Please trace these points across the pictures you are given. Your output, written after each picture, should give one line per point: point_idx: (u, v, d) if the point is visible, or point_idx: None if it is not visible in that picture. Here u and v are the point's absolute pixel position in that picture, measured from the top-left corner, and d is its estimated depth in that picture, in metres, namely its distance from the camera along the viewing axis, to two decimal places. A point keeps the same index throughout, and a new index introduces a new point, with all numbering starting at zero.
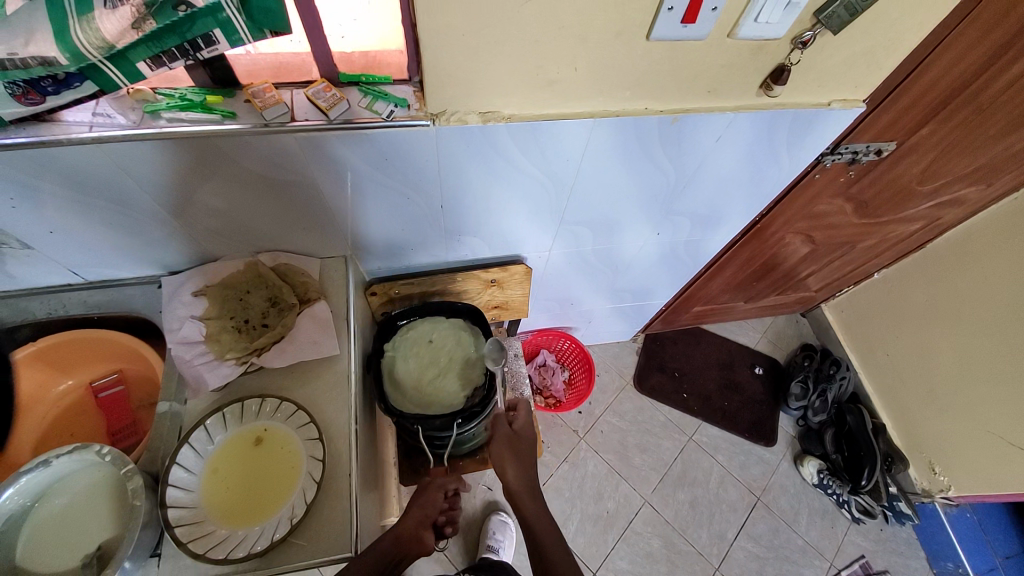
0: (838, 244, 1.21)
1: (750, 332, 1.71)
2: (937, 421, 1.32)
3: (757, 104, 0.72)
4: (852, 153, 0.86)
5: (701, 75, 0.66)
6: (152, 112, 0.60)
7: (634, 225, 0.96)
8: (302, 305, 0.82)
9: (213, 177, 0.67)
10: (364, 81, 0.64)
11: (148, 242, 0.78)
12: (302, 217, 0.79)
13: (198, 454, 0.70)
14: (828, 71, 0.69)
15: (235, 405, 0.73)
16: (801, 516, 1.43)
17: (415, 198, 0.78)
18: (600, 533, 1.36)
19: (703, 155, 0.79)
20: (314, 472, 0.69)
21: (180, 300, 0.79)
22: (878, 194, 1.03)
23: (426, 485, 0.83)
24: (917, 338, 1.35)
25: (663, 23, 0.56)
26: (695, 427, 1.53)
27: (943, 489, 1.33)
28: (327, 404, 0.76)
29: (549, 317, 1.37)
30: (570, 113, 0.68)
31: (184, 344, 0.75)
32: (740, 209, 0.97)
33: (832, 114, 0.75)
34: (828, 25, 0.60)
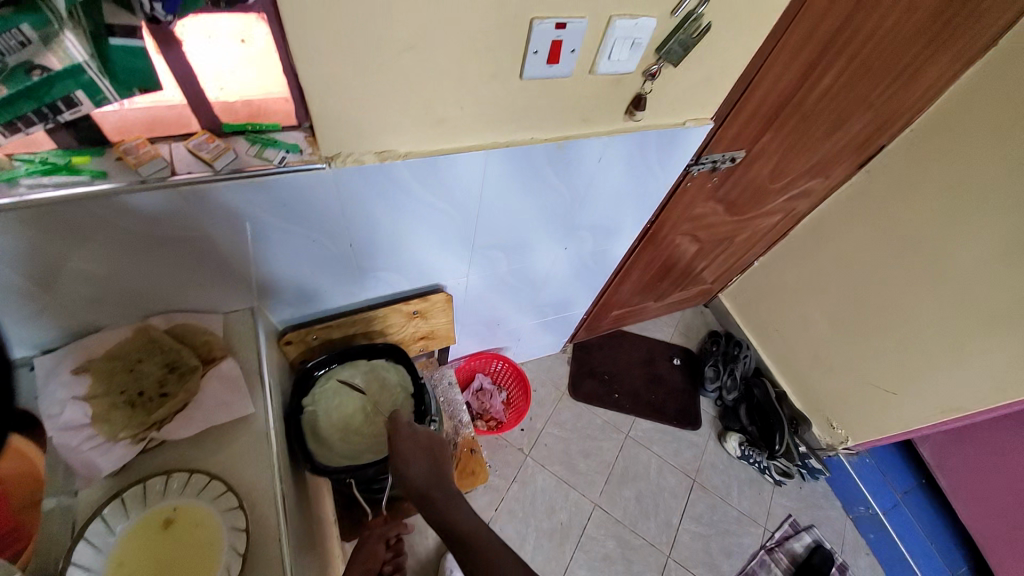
0: (721, 239, 1.38)
1: (665, 328, 1.86)
2: (826, 383, 1.53)
3: (626, 127, 0.82)
4: (712, 162, 1.01)
5: (574, 107, 0.74)
6: (9, 180, 0.55)
7: (542, 243, 1.03)
8: (206, 365, 0.77)
9: (87, 243, 0.63)
10: (250, 129, 0.64)
11: (10, 323, 0.69)
12: (198, 273, 0.75)
13: (98, 549, 0.61)
14: (678, 97, 0.81)
15: (136, 487, 0.66)
16: (733, 489, 1.56)
17: (322, 240, 0.78)
18: (557, 546, 1.38)
19: (591, 175, 0.88)
20: (238, 543, 0.64)
21: (58, 380, 0.70)
22: (741, 194, 1.19)
23: (365, 536, 0.79)
24: (796, 312, 1.56)
25: (531, 64, 0.63)
26: (630, 424, 1.62)
27: (843, 441, 1.52)
28: (246, 467, 0.71)
29: (478, 340, 1.39)
30: (463, 147, 0.73)
31: (67, 431, 0.66)
32: (632, 218, 1.08)
33: (689, 131, 0.88)
34: (668, 59, 0.70)
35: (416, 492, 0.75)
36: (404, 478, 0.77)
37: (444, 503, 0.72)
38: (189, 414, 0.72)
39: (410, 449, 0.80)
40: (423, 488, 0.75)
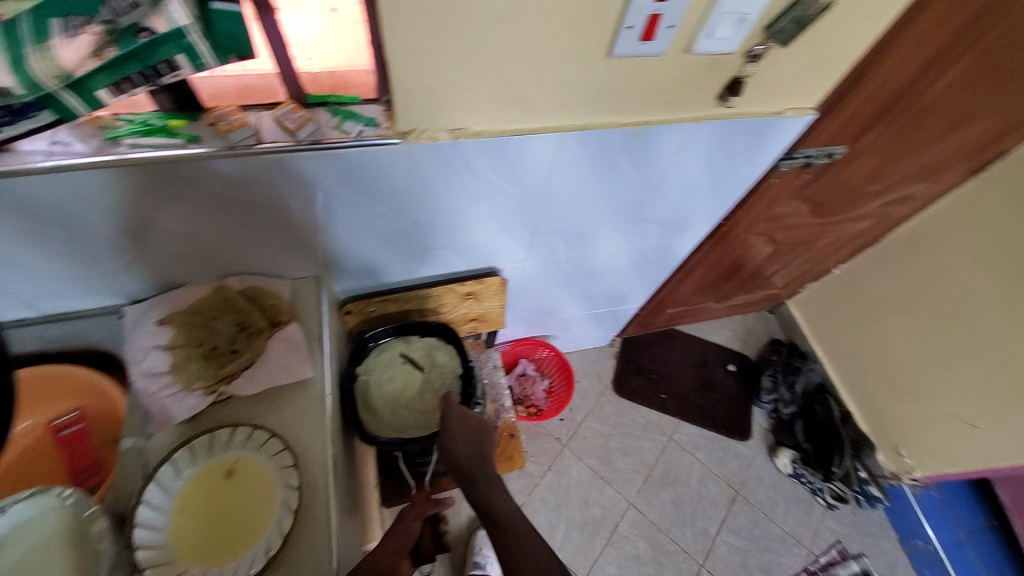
0: (799, 242, 1.27)
1: (722, 331, 1.76)
2: (898, 407, 1.39)
3: (715, 114, 0.76)
4: (805, 158, 0.92)
5: (662, 89, 0.68)
6: (112, 139, 0.58)
7: (606, 233, 0.98)
8: (273, 328, 0.79)
9: (175, 201, 0.65)
10: (332, 101, 0.64)
11: (106, 271, 0.74)
12: (271, 238, 0.77)
13: (166, 490, 0.67)
14: (780, 83, 0.74)
15: (203, 437, 0.70)
16: (779, 507, 1.47)
17: (386, 214, 0.78)
18: (587, 539, 1.37)
19: (669, 164, 0.82)
20: (290, 501, 0.67)
21: (145, 329, 0.77)
22: (831, 195, 1.09)
23: (404, 514, 0.78)
24: (875, 328, 1.42)
25: (624, 41, 0.58)
26: (674, 427, 1.56)
27: (909, 471, 1.39)
28: (304, 428, 0.74)
29: (527, 326, 1.37)
30: (539, 128, 0.70)
31: (148, 377, 0.73)
32: (705, 214, 1.01)
33: (787, 121, 0.80)
34: (777, 40, 0.64)
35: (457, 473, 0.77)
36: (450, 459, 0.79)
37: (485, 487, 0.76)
38: (255, 372, 0.75)
39: (460, 429, 0.81)
40: (466, 470, 0.77)
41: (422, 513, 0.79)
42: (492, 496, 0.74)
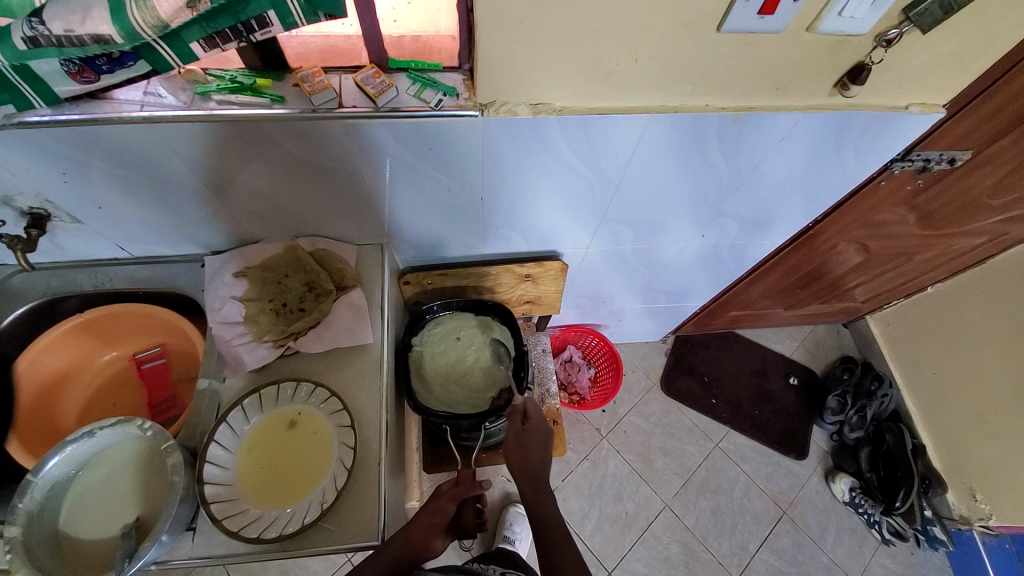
0: (894, 255, 1.15)
1: (786, 340, 1.65)
2: (981, 447, 1.25)
3: (828, 104, 0.68)
4: (923, 161, 0.81)
5: (771, 71, 0.62)
6: (203, 94, 0.60)
7: (678, 226, 0.93)
8: (339, 292, 0.82)
9: (255, 159, 0.67)
10: (413, 67, 0.62)
11: (192, 221, 0.79)
12: (341, 204, 0.78)
13: (235, 432, 0.71)
14: (910, 72, 0.64)
15: (271, 387, 0.74)
16: (828, 533, 1.38)
17: (455, 188, 0.76)
18: (618, 534, 1.34)
19: (762, 156, 0.75)
20: (346, 459, 0.70)
21: (223, 279, 0.81)
22: (945, 205, 0.96)
23: (438, 493, 0.79)
24: (969, 357, 1.27)
25: (738, 14, 0.52)
26: (722, 435, 1.48)
27: (982, 518, 1.26)
28: (360, 391, 0.76)
29: (579, 314, 1.34)
30: (624, 108, 0.65)
31: (224, 324, 0.77)
32: (793, 213, 0.92)
33: (910, 118, 0.70)
34: (918, 23, 0.55)
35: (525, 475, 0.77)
36: (524, 454, 0.79)
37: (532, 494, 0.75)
38: (319, 332, 0.78)
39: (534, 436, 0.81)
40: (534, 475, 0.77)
41: (458, 495, 0.79)
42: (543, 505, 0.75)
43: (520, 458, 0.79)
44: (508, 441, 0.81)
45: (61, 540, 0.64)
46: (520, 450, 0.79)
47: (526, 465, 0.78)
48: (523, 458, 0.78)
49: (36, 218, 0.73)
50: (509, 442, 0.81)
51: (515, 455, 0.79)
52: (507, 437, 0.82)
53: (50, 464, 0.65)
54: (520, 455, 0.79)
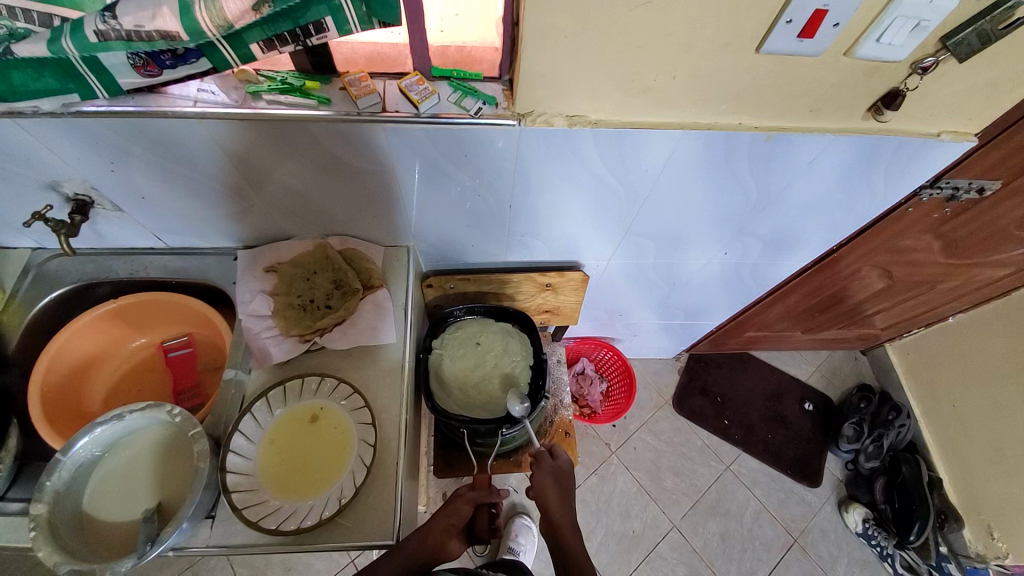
0: (917, 283, 1.14)
1: (802, 365, 1.63)
2: (1000, 484, 1.21)
3: (861, 128, 0.69)
4: (952, 189, 0.82)
5: (807, 93, 0.63)
6: (254, 94, 0.63)
7: (701, 244, 0.94)
8: (365, 291, 0.83)
9: (295, 157, 0.69)
10: (455, 76, 0.65)
11: (228, 215, 0.81)
12: (372, 205, 0.80)
13: (259, 424, 0.73)
14: (944, 100, 0.65)
15: (296, 381, 0.76)
16: (840, 565, 1.34)
17: (484, 194, 0.78)
18: (624, 552, 1.32)
19: (791, 177, 0.76)
20: (365, 456, 0.71)
21: (255, 274, 0.84)
22: (971, 235, 0.96)
23: (454, 496, 0.80)
24: (988, 391, 1.24)
25: (778, 37, 0.54)
26: (734, 457, 1.46)
27: (999, 556, 1.22)
28: (381, 389, 0.77)
29: (594, 326, 1.34)
30: (657, 123, 0.66)
31: (254, 317, 0.79)
32: (817, 236, 0.93)
33: (941, 145, 0.71)
34: (955, 52, 0.57)
35: (557, 522, 0.78)
36: (561, 488, 0.81)
37: (565, 530, 0.77)
38: (345, 330, 0.80)
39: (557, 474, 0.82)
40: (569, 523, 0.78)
41: (476, 498, 0.80)
42: (570, 541, 0.76)
43: (557, 489, 0.81)
44: (546, 473, 0.82)
45: (84, 521, 0.65)
46: (557, 482, 0.81)
47: (563, 502, 0.79)
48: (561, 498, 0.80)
49: (80, 204, 0.76)
50: (545, 474, 0.82)
51: (554, 485, 0.81)
52: (543, 469, 0.82)
53: (79, 444, 0.66)
54: (558, 488, 0.81)
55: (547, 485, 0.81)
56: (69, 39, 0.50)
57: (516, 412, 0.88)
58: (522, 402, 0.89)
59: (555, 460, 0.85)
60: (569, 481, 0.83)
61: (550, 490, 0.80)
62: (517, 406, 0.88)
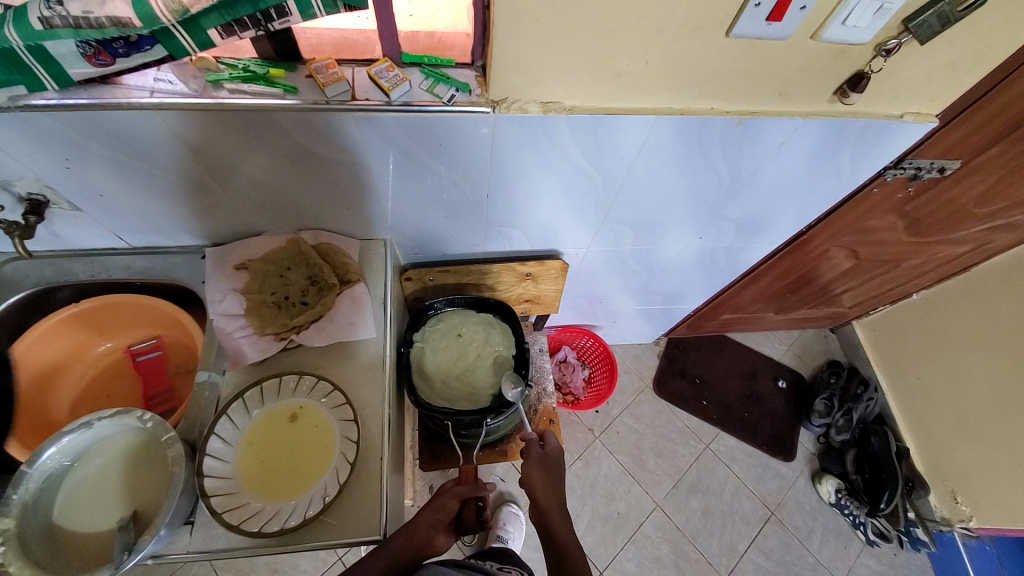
0: (883, 261, 1.19)
1: (776, 344, 1.68)
2: (963, 450, 1.28)
3: (828, 110, 0.70)
4: (915, 169, 0.84)
5: (777, 76, 0.64)
6: (215, 83, 0.60)
7: (678, 229, 0.95)
8: (342, 286, 0.82)
9: (262, 150, 0.67)
10: (426, 62, 0.63)
11: (193, 211, 0.78)
12: (346, 198, 0.78)
13: (236, 426, 0.71)
14: (906, 82, 0.67)
15: (273, 380, 0.74)
16: (815, 534, 1.40)
17: (460, 184, 0.77)
18: (610, 534, 1.34)
19: (763, 160, 0.77)
20: (348, 453, 0.70)
21: (225, 272, 0.81)
22: (932, 213, 1.00)
23: (441, 491, 0.80)
24: (951, 363, 1.31)
25: (748, 20, 0.54)
26: (713, 436, 1.51)
27: (964, 519, 1.28)
28: (362, 385, 0.76)
29: (575, 314, 1.35)
30: (632, 109, 0.67)
31: (226, 316, 0.77)
32: (788, 218, 0.95)
33: (904, 126, 0.73)
34: (916, 34, 0.58)
35: (544, 507, 0.79)
36: (549, 476, 0.83)
37: (553, 515, 0.78)
38: (322, 326, 0.78)
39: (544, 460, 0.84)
40: (556, 508, 0.79)
41: (462, 493, 0.80)
42: (557, 526, 0.77)
43: (545, 478, 0.82)
44: (534, 461, 0.83)
45: (54, 533, 0.62)
46: (545, 471, 0.83)
47: (550, 487, 0.81)
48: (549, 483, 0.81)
49: (34, 204, 0.72)
50: (533, 462, 0.83)
51: (541, 474, 0.82)
52: (532, 458, 0.84)
53: (45, 454, 0.63)
54: (546, 473, 0.82)
55: (535, 473, 0.82)
56: (12, 27, 0.47)
57: (511, 395, 0.90)
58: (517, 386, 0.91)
59: (543, 448, 0.87)
60: (557, 468, 0.85)
61: (537, 479, 0.81)
62: (513, 390, 0.90)
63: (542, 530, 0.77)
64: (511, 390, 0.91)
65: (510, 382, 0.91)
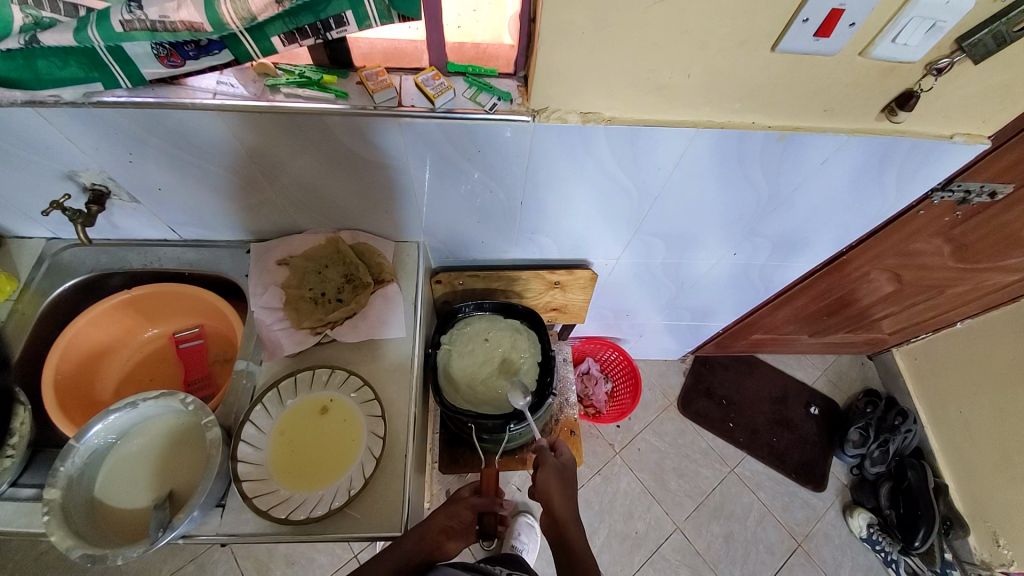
0: (926, 287, 1.14)
1: (808, 368, 1.63)
2: (1007, 491, 1.21)
3: (875, 129, 0.69)
4: (964, 192, 0.81)
5: (823, 92, 0.63)
6: (272, 86, 0.63)
7: (710, 244, 0.94)
8: (376, 285, 0.84)
9: (309, 151, 0.70)
10: (471, 72, 0.65)
11: (241, 208, 0.82)
12: (385, 200, 0.81)
13: (270, 415, 0.74)
14: (958, 102, 0.65)
15: (306, 372, 0.77)
16: (844, 570, 1.33)
17: (496, 191, 0.79)
18: (626, 553, 1.31)
19: (804, 177, 0.76)
20: (374, 448, 0.71)
21: (267, 266, 0.85)
22: (981, 240, 0.96)
23: (458, 499, 0.79)
24: (996, 397, 1.23)
25: (794, 36, 0.54)
26: (738, 460, 1.46)
27: (1004, 563, 1.21)
28: (391, 382, 0.77)
29: (601, 326, 1.34)
30: (670, 122, 0.67)
31: (265, 309, 0.80)
32: (828, 237, 0.92)
33: (953, 147, 0.71)
34: (970, 54, 0.57)
35: (560, 520, 0.77)
36: (565, 487, 0.81)
37: (571, 528, 0.77)
38: (355, 323, 0.80)
39: (558, 467, 0.83)
40: (571, 520, 0.78)
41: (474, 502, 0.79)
42: (574, 537, 0.76)
43: (562, 491, 0.80)
44: (551, 470, 0.82)
45: (95, 507, 0.65)
46: (562, 482, 0.81)
47: (568, 500, 0.79)
48: (564, 491, 0.80)
49: (97, 194, 0.77)
50: (550, 472, 0.82)
51: (559, 487, 0.80)
52: (547, 466, 0.83)
53: (92, 430, 0.67)
54: (562, 487, 0.81)
55: (551, 481, 0.81)
56: (95, 29, 0.50)
57: (519, 405, 0.88)
58: (525, 397, 0.90)
59: (558, 458, 0.86)
60: (572, 478, 0.84)
61: (554, 492, 0.80)
62: (522, 400, 0.89)
63: (559, 543, 0.76)
64: (518, 400, 0.89)
65: (518, 394, 0.90)
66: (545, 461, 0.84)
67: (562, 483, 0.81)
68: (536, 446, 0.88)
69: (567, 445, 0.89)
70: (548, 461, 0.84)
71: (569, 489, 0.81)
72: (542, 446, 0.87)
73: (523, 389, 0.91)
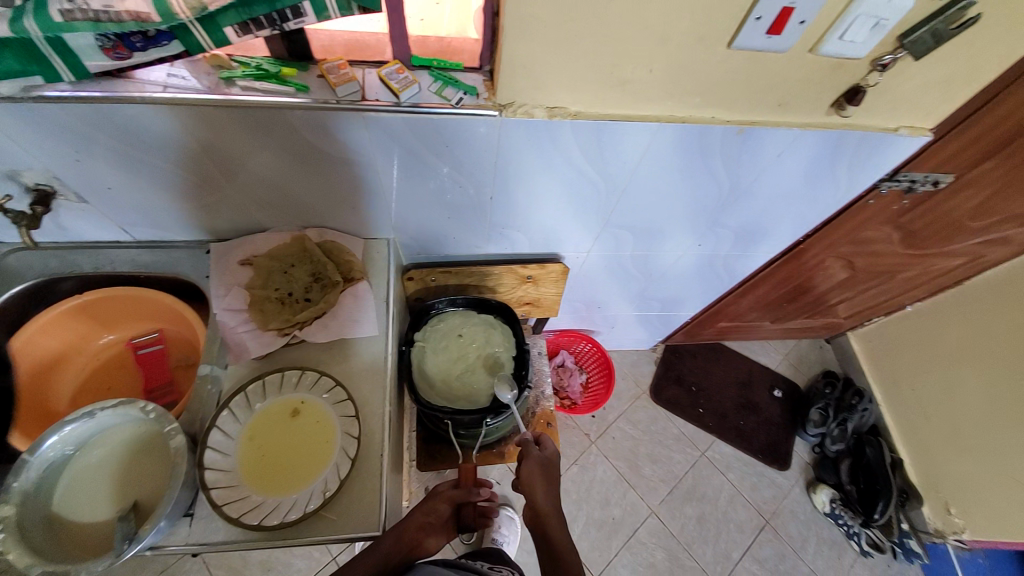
0: (878, 272, 1.20)
1: (771, 353, 1.70)
2: (957, 462, 1.29)
3: (827, 123, 0.72)
4: (909, 182, 0.86)
5: (778, 87, 0.66)
6: (227, 79, 0.61)
7: (676, 235, 0.96)
8: (345, 284, 0.82)
9: (270, 147, 0.68)
10: (435, 65, 0.65)
11: (199, 207, 0.79)
12: (352, 196, 0.79)
13: (238, 420, 0.72)
14: (903, 95, 0.69)
15: (275, 375, 0.75)
16: (809, 544, 1.40)
17: (466, 185, 0.78)
18: (604, 539, 1.34)
19: (762, 169, 0.79)
20: (348, 448, 0.70)
21: (230, 267, 0.82)
22: (927, 227, 1.02)
23: (436, 493, 0.80)
24: (946, 375, 1.32)
25: (749, 32, 0.56)
26: (708, 444, 1.51)
27: (956, 531, 1.29)
28: (364, 381, 0.76)
29: (574, 318, 1.36)
30: (635, 116, 0.68)
31: (229, 311, 0.77)
32: (785, 226, 0.96)
33: (899, 139, 0.75)
34: (911, 50, 0.60)
35: (540, 512, 0.79)
36: (549, 481, 0.82)
37: (550, 519, 0.78)
38: (325, 322, 0.79)
39: (541, 460, 0.84)
40: (551, 512, 0.79)
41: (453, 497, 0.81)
42: (553, 530, 0.77)
43: (546, 484, 0.82)
44: (533, 462, 0.83)
45: (53, 522, 0.62)
46: (546, 478, 0.82)
47: (549, 494, 0.81)
48: (546, 483, 0.82)
49: (42, 195, 0.73)
50: (533, 467, 0.83)
51: (542, 481, 0.82)
52: (529, 459, 0.84)
53: (46, 443, 0.64)
54: (545, 480, 0.82)
55: (534, 474, 0.82)
56: (34, 19, 0.48)
57: (506, 398, 0.89)
58: (512, 389, 0.91)
59: (541, 452, 0.87)
60: (557, 472, 0.85)
61: (538, 485, 0.81)
62: (509, 394, 0.89)
63: (540, 536, 0.77)
64: (507, 393, 0.90)
65: (505, 388, 0.90)
66: (528, 455, 0.85)
67: (545, 478, 0.82)
68: (520, 439, 0.89)
69: (552, 440, 0.90)
70: (532, 455, 0.85)
71: (551, 483, 0.82)
72: (525, 439, 0.89)
73: (509, 382, 0.91)
